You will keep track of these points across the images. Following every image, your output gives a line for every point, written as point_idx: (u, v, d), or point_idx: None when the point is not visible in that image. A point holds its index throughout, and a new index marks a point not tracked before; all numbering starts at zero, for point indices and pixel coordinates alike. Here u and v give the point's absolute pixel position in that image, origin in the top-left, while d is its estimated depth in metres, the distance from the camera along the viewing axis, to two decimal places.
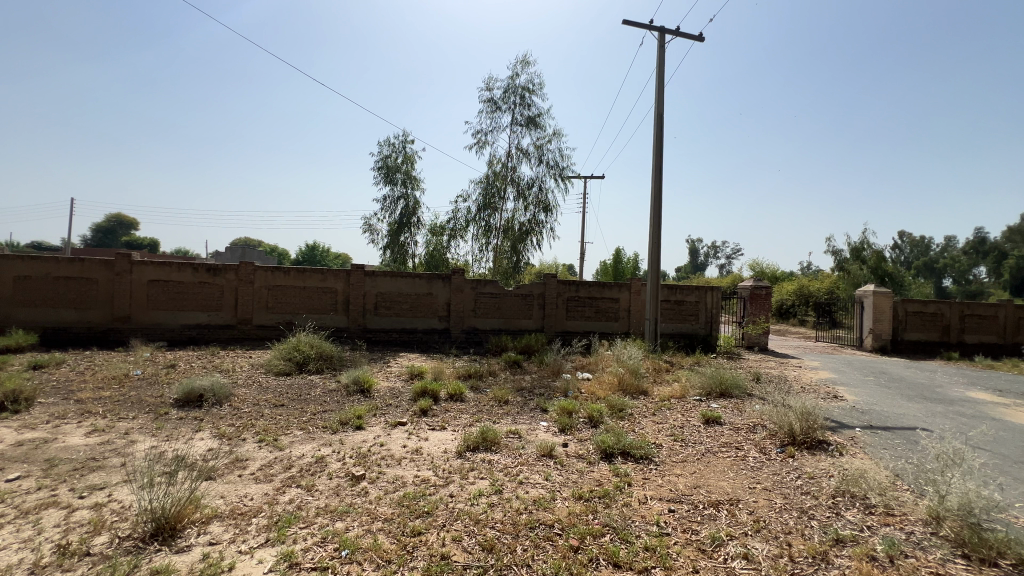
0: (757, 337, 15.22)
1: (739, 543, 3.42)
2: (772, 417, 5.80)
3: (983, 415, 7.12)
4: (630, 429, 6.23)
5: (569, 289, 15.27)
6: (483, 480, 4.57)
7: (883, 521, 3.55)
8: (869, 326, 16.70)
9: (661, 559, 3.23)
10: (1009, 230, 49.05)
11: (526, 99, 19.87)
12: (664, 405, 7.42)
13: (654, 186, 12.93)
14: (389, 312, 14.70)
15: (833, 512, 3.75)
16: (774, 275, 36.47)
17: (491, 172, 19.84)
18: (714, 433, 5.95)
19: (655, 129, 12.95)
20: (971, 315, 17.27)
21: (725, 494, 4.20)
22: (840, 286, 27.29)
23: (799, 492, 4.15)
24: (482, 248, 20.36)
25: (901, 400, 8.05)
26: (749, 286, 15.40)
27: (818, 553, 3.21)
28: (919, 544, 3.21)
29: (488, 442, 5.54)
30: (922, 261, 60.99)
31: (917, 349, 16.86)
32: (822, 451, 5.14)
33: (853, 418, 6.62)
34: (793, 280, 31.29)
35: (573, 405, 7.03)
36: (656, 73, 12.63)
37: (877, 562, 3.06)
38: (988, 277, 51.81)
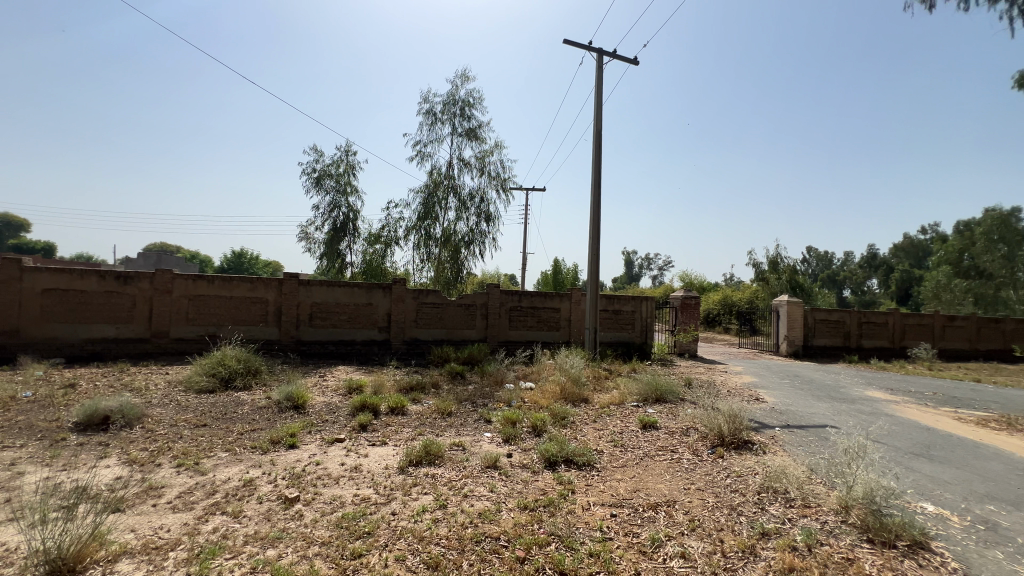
0: (687, 344, 16.21)
1: (677, 543, 3.57)
2: (703, 421, 6.15)
3: (880, 412, 7.95)
4: (572, 437, 6.35)
5: (512, 299, 15.38)
6: (426, 496, 4.45)
7: (801, 513, 3.85)
8: (784, 333, 18.25)
9: (605, 564, 3.30)
10: (895, 247, 55.89)
11: (466, 111, 20.00)
12: (604, 412, 7.63)
13: (593, 200, 13.42)
14: (324, 323, 14.02)
15: (758, 507, 4.02)
16: (703, 285, 39.03)
17: (431, 182, 19.69)
18: (652, 438, 6.19)
19: (594, 144, 13.48)
20: (867, 322, 19.35)
21: (662, 496, 4.38)
22: (759, 296, 29.69)
23: (729, 490, 4.42)
24: (422, 258, 20.07)
25: (813, 401, 8.82)
26: (680, 296, 16.34)
27: (747, 547, 3.42)
28: (832, 532, 3.52)
29: (431, 456, 5.42)
30: (826, 273, 67.85)
31: (825, 354, 18.59)
32: (747, 450, 5.51)
33: (773, 418, 7.15)
34: (718, 290, 33.70)
35: (516, 415, 7.04)
36: (595, 92, 13.19)
37: (797, 551, 3.30)
38: (879, 288, 58.61)
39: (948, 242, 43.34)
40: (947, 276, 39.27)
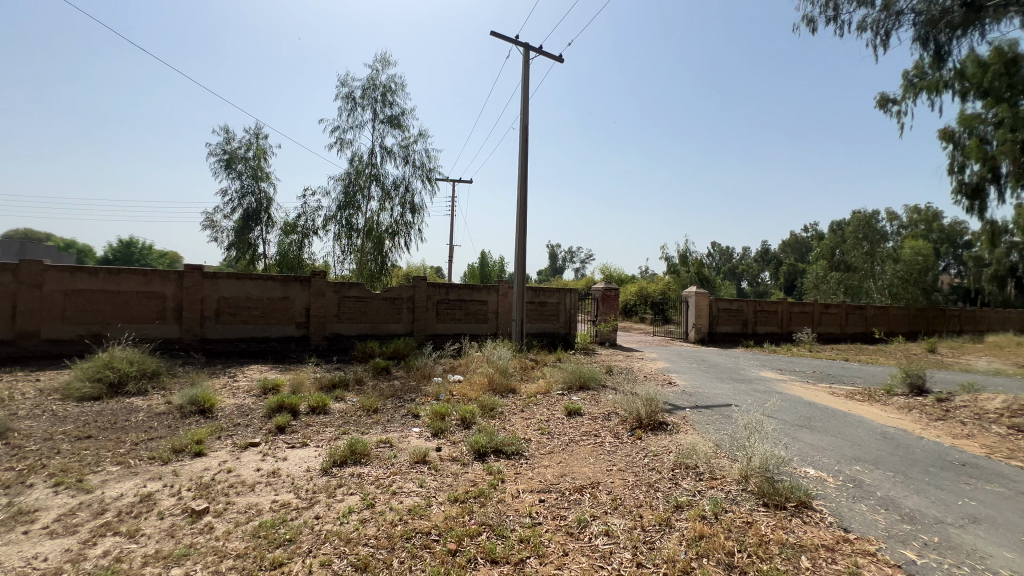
0: (608, 333, 17.04)
1: (601, 522, 3.77)
2: (623, 405, 6.53)
3: (772, 390, 8.93)
4: (501, 427, 6.44)
5: (439, 292, 15.18)
6: (352, 496, 4.29)
7: (709, 484, 4.22)
8: (693, 321, 19.83)
9: (535, 549, 3.40)
10: (783, 244, 62.75)
11: (388, 97, 19.29)
12: (531, 401, 7.82)
13: (520, 193, 13.58)
14: (234, 319, 12.91)
15: (673, 482, 4.36)
16: (621, 277, 41.24)
17: (352, 170, 18.78)
18: (576, 424, 6.45)
19: (520, 138, 13.62)
20: (762, 310, 21.58)
21: (587, 479, 4.60)
22: (671, 287, 31.97)
23: (647, 468, 4.74)
24: (344, 249, 19.14)
25: (717, 382, 9.68)
26: (601, 288, 17.12)
27: (663, 520, 3.69)
28: (734, 499, 3.90)
29: (357, 455, 5.22)
30: (727, 267, 74.57)
31: (727, 340, 20.46)
32: (662, 431, 5.93)
33: (684, 400, 7.75)
34: (635, 282, 35.80)
35: (445, 408, 6.98)
36: (521, 86, 13.30)
37: (706, 520, 3.62)
38: (771, 280, 65.55)
39: (824, 239, 49.54)
40: (824, 269, 44.88)
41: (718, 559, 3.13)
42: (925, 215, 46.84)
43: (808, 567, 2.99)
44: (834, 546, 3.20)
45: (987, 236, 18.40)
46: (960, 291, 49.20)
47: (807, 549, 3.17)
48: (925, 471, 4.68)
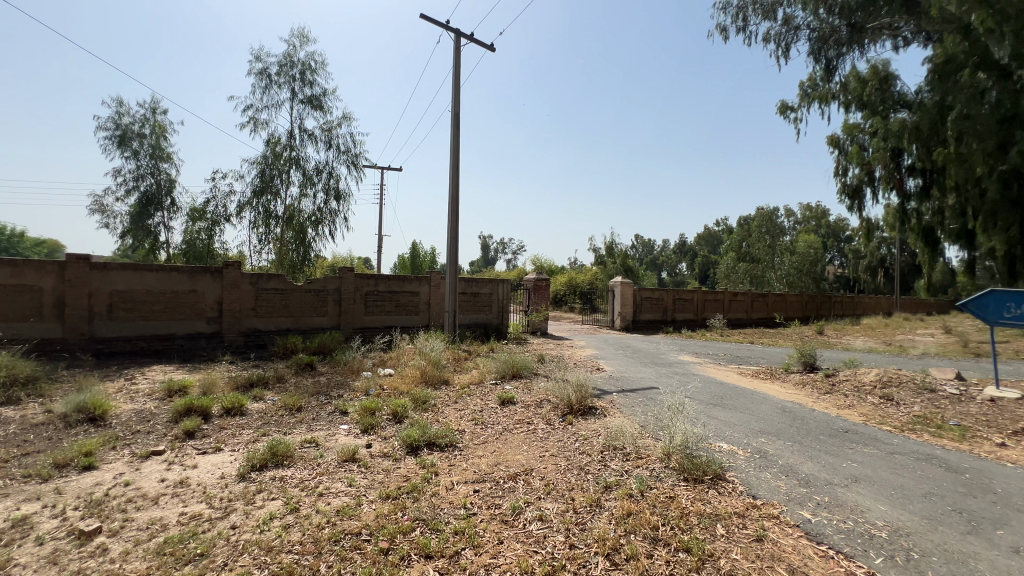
0: (539, 322, 17.42)
1: (535, 507, 3.86)
2: (554, 392, 6.71)
3: (689, 372, 9.62)
4: (434, 419, 6.37)
5: (368, 283, 14.62)
6: (274, 502, 4.03)
7: (635, 464, 4.46)
8: (619, 310, 20.83)
9: (470, 540, 3.40)
10: (698, 237, 67.66)
11: (307, 76, 18.11)
12: (464, 392, 7.81)
13: (451, 182, 13.38)
14: (131, 316, 11.56)
15: (602, 464, 4.55)
16: (552, 268, 42.31)
17: (268, 153, 17.47)
18: (510, 413, 6.54)
19: (451, 126, 13.40)
20: (680, 299, 23.14)
21: (520, 466, 4.68)
22: (598, 277, 33.35)
23: (578, 452, 4.91)
24: (261, 238, 17.82)
25: (641, 367, 10.26)
26: (533, 278, 17.44)
27: (594, 501, 3.85)
28: (658, 476, 4.16)
29: (279, 457, 4.91)
30: (649, 258, 79.03)
31: (649, 327, 21.72)
32: (591, 415, 6.18)
33: (611, 385, 8.12)
34: (565, 272, 36.90)
35: (375, 403, 6.76)
36: (452, 72, 13.06)
37: (633, 497, 3.83)
38: (687, 271, 70.43)
39: (733, 233, 54.07)
40: (732, 260, 49.04)
41: (644, 534, 3.32)
42: (815, 212, 52.67)
43: (722, 533, 3.27)
44: (744, 512, 3.52)
45: (864, 231, 21.13)
46: (842, 280, 56.06)
47: (722, 517, 3.45)
48: (816, 439, 5.29)
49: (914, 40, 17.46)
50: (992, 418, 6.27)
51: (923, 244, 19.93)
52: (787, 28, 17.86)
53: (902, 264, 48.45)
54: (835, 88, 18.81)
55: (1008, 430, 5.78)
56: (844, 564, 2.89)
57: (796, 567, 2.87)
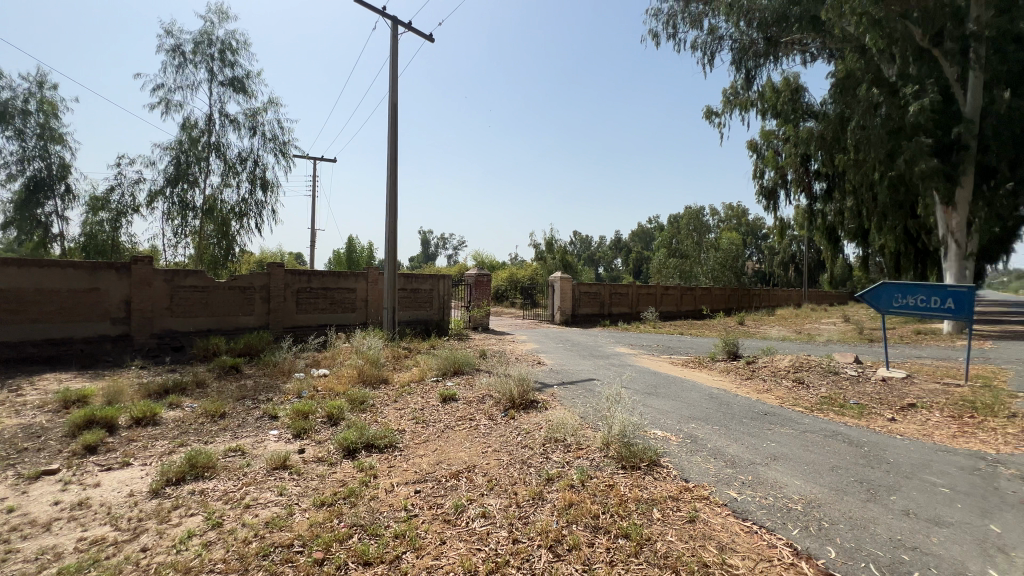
0: (480, 318, 17.39)
1: (477, 504, 3.85)
2: (496, 387, 6.72)
3: (625, 363, 10.02)
4: (373, 420, 6.16)
5: (300, 279, 13.85)
6: (193, 518, 3.71)
7: (576, 455, 4.57)
8: (558, 304, 21.28)
9: (411, 543, 3.32)
10: (633, 233, 70.66)
11: (228, 56, 16.79)
12: (404, 391, 7.62)
13: (389, 175, 12.98)
14: (16, 318, 10.18)
15: (544, 456, 4.62)
16: (493, 263, 42.39)
17: (183, 138, 16.02)
18: (451, 410, 6.47)
19: (389, 117, 12.97)
20: (616, 293, 24.05)
21: (463, 463, 4.65)
22: (538, 272, 33.87)
23: (520, 446, 4.95)
24: (176, 231, 16.34)
25: (580, 360, 10.55)
26: (474, 274, 17.38)
27: (536, 494, 3.90)
28: (598, 466, 4.29)
29: (198, 469, 4.53)
30: (587, 254, 81.32)
31: (588, 320, 22.38)
32: (533, 409, 6.24)
33: (552, 378, 8.27)
34: (506, 268, 37.15)
35: (308, 406, 6.42)
36: (389, 61, 12.62)
37: (574, 488, 3.92)
38: (622, 266, 73.36)
39: (664, 230, 56.97)
40: (664, 256, 51.69)
41: (586, 524, 3.40)
42: (736, 211, 56.71)
43: (658, 517, 3.42)
44: (678, 495, 3.71)
45: (777, 230, 23.04)
46: (759, 275, 60.93)
47: (657, 502, 3.62)
48: (739, 422, 5.69)
49: (820, 56, 19.23)
50: (885, 395, 7.08)
51: (826, 242, 22.07)
52: (713, 37, 19.01)
53: (809, 260, 53.50)
54: (754, 96, 20.31)
55: (896, 406, 6.55)
56: (767, 538, 3.13)
57: (725, 544, 3.07)
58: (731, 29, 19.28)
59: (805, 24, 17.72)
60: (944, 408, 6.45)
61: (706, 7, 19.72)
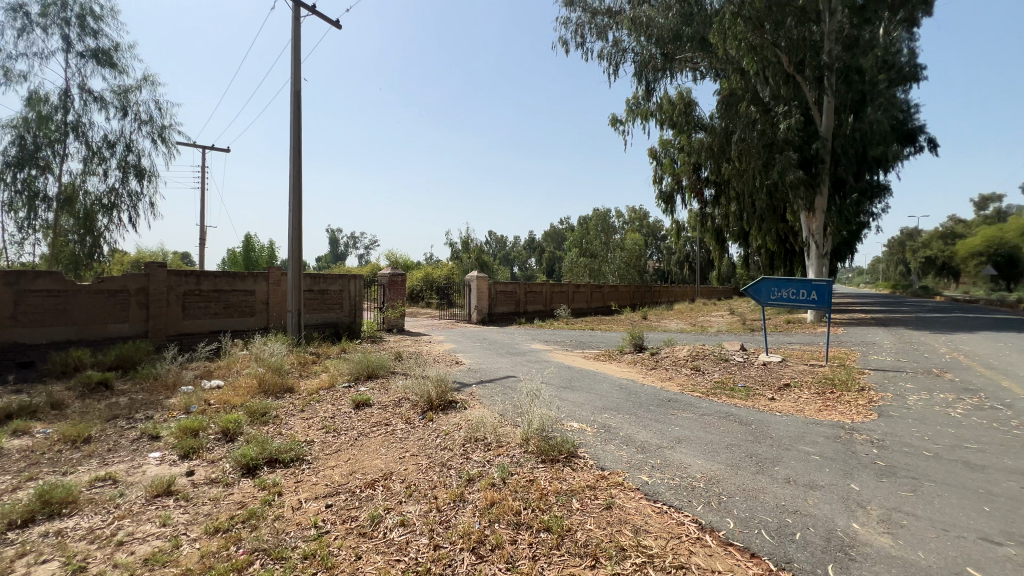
0: (395, 319, 16.84)
1: (395, 513, 3.69)
2: (413, 389, 6.53)
3: (541, 359, 10.27)
4: (276, 433, 5.67)
5: (186, 282, 12.34)
6: (48, 565, 3.15)
7: (496, 453, 4.57)
8: (475, 303, 21.30)
9: (322, 562, 3.11)
10: (546, 234, 73.04)
11: (89, 24, 14.51)
12: (313, 398, 7.12)
13: (292, 167, 12.07)
14: None
15: (464, 457, 4.56)
16: (407, 263, 41.36)
17: (30, 116, 13.55)
18: (365, 416, 6.16)
19: (292, 104, 12.05)
20: (531, 291, 24.63)
21: (379, 471, 4.45)
22: (454, 272, 33.65)
23: (439, 448, 4.85)
24: (21, 224, 13.77)
25: (498, 358, 10.63)
26: (387, 274, 16.79)
27: (456, 496, 3.83)
28: (518, 462, 4.33)
29: (55, 506, 3.85)
30: (502, 254, 82.43)
31: (504, 319, 22.65)
32: (451, 409, 6.15)
33: (470, 378, 8.22)
34: (421, 267, 36.45)
35: (198, 421, 5.75)
36: (291, 44, 11.72)
37: (496, 486, 3.91)
38: (536, 266, 75.43)
39: (575, 231, 59.58)
40: (575, 255, 54.07)
41: (508, 521, 3.41)
42: (639, 214, 60.93)
43: (577, 507, 3.53)
44: (595, 484, 3.86)
45: (674, 231, 25.11)
46: (659, 273, 66.12)
47: (577, 492, 3.74)
48: (647, 409, 6.09)
49: (708, 75, 21.28)
50: (766, 378, 7.99)
51: (715, 243, 24.51)
52: (617, 49, 20.21)
53: (701, 259, 59.13)
54: (653, 107, 21.91)
55: (775, 387, 7.43)
56: (675, 516, 3.37)
57: (639, 526, 3.25)
58: (633, 43, 20.63)
59: (696, 44, 19.49)
60: (811, 386, 7.44)
61: (611, 20, 20.90)
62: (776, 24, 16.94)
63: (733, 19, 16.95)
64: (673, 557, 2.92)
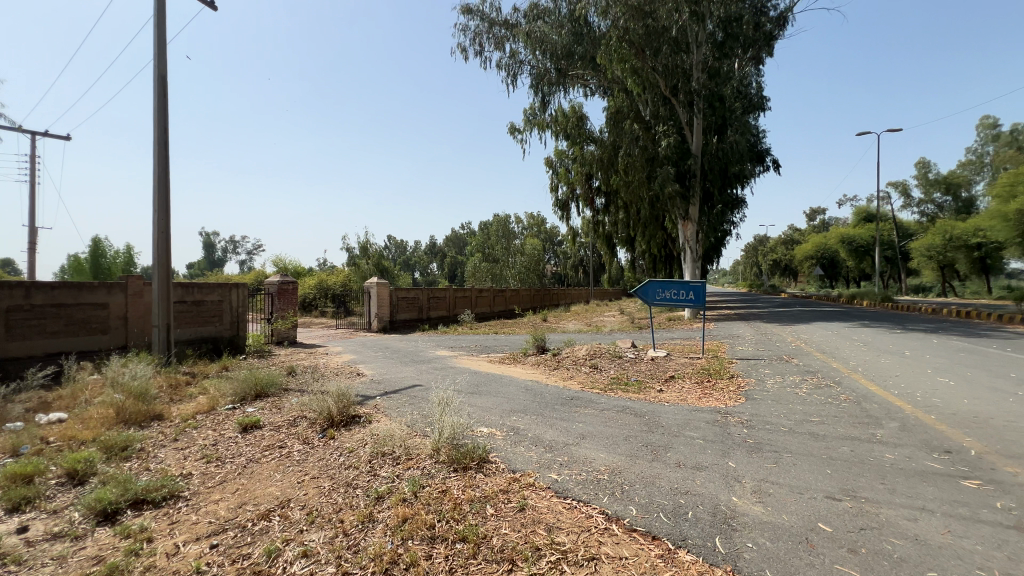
0: (286, 331, 15.52)
1: (296, 544, 3.41)
2: (311, 406, 6.06)
3: (448, 366, 10.18)
4: (142, 469, 4.90)
5: (13, 295, 10.13)
6: None
7: (406, 466, 4.41)
8: (375, 311, 20.44)
9: None
10: (448, 239, 72.75)
11: None
12: (189, 425, 6.27)
13: (157, 161, 10.58)
14: None
15: (371, 474, 4.33)
16: (298, 270, 38.39)
17: None
18: (254, 440, 5.58)
19: (155, 87, 10.57)
20: (434, 297, 24.28)
21: (274, 500, 4.07)
22: (352, 279, 32.08)
23: (344, 468, 4.56)
24: None
25: (402, 366, 10.31)
26: (276, 282, 15.42)
27: (365, 517, 3.63)
28: (429, 473, 4.22)
29: None
30: (403, 259, 80.18)
31: (407, 326, 22.03)
32: (354, 424, 5.81)
33: (373, 389, 7.85)
34: (314, 274, 34.07)
35: (33, 465, 4.75)
36: (153, 20, 10.28)
37: (407, 501, 3.77)
38: (439, 271, 74.65)
39: (477, 236, 60.12)
40: (478, 261, 54.52)
41: (422, 537, 3.31)
42: (537, 221, 63.23)
43: (492, 513, 3.54)
44: (508, 488, 3.90)
45: (570, 237, 26.55)
46: (558, 277, 69.29)
47: (490, 498, 3.74)
48: (553, 409, 6.32)
49: (597, 92, 22.85)
50: (655, 372, 8.76)
51: (606, 248, 26.41)
52: (514, 61, 20.82)
53: (594, 263, 63.14)
54: (548, 119, 22.99)
55: (663, 379, 8.17)
56: (585, 510, 3.53)
57: (552, 524, 3.35)
58: (529, 56, 21.46)
59: (586, 63, 20.82)
60: (693, 377, 8.31)
61: (508, 32, 21.51)
62: (654, 51, 18.77)
63: (618, 43, 18.50)
64: (584, 549, 3.06)
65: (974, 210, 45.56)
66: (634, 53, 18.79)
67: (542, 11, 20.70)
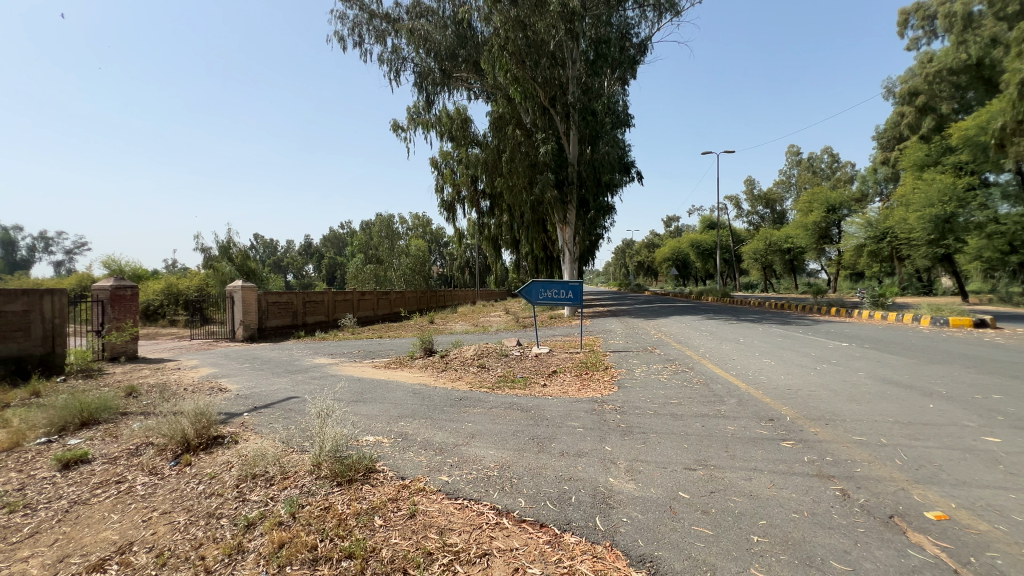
0: (123, 344, 13.10)
1: None
2: (159, 431, 5.22)
3: (327, 374, 9.52)
4: None
5: None
6: None
7: (281, 487, 4.01)
8: (240, 318, 18.27)
9: None
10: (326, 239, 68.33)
11: None
12: None
13: None
14: None
15: (240, 500, 3.88)
16: (139, 272, 32.82)
17: None
18: (81, 477, 4.63)
19: None
20: (309, 301, 22.44)
21: (111, 546, 3.45)
22: (209, 282, 28.27)
23: (204, 496, 4.01)
24: None
25: (273, 378, 9.37)
26: (108, 287, 12.97)
27: (232, 549, 3.24)
28: (309, 492, 3.89)
29: None
30: (273, 259, 73.06)
31: (278, 333, 20.05)
32: (216, 446, 5.12)
33: (239, 405, 7.03)
34: (161, 277, 29.44)
35: None
36: None
37: (283, 525, 3.44)
38: (315, 272, 69.39)
39: (358, 236, 57.36)
40: (359, 262, 51.94)
41: (301, 561, 3.06)
42: (422, 222, 62.03)
43: (380, 524, 3.39)
44: (397, 496, 3.77)
45: (456, 239, 26.64)
46: (444, 279, 68.99)
47: (378, 508, 3.58)
48: (442, 411, 6.28)
49: (481, 96, 23.25)
50: (540, 368, 9.17)
51: (492, 250, 26.92)
52: (397, 56, 20.25)
53: (480, 265, 64.14)
54: (433, 119, 22.85)
55: (547, 374, 8.60)
56: (475, 508, 3.56)
57: (443, 526, 3.32)
58: (413, 54, 21.08)
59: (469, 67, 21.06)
60: (573, 370, 8.89)
61: (390, 26, 20.85)
62: (534, 63, 19.61)
63: (500, 51, 19.06)
64: (476, 547, 3.09)
65: (785, 221, 55.76)
66: (515, 63, 19.46)
67: (425, 10, 20.50)
